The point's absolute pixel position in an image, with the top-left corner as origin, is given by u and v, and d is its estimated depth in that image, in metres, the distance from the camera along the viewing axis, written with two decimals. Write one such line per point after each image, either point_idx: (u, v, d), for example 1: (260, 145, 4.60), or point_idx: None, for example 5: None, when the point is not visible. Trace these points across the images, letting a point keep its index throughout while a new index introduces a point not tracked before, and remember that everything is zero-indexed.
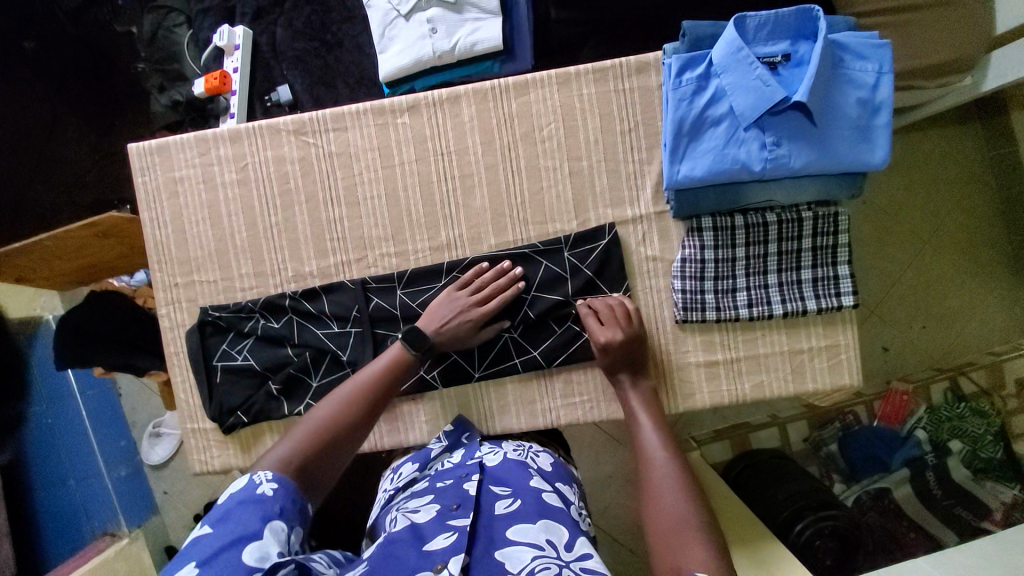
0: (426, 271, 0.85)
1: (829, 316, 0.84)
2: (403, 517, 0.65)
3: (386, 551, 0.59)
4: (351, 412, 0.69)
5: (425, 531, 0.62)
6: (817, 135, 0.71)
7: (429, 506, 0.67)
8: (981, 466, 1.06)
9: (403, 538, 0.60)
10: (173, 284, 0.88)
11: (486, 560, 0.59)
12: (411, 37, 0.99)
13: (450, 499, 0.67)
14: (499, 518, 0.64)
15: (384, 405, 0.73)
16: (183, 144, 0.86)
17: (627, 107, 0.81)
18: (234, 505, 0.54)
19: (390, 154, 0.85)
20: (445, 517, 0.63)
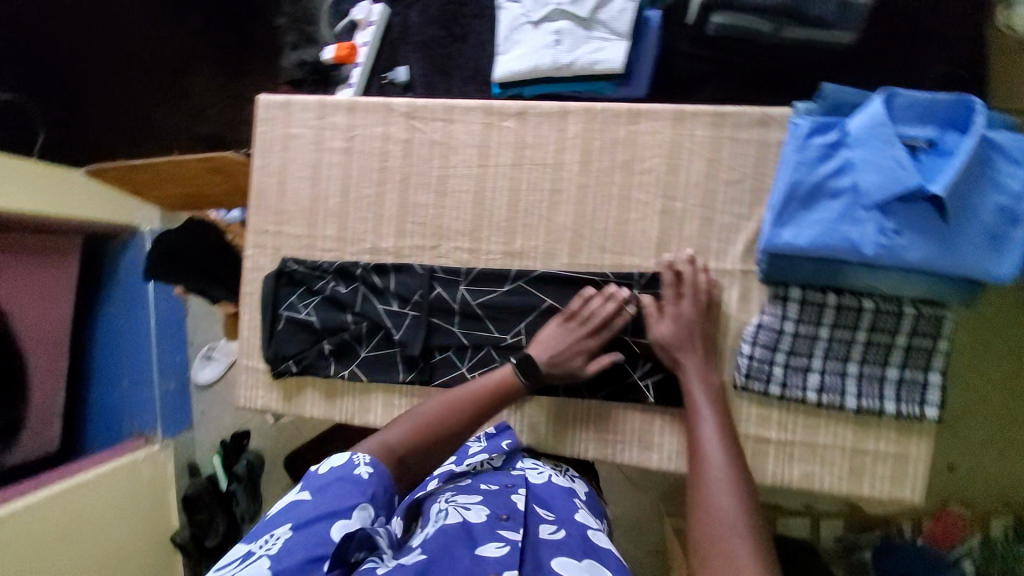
0: (492, 274, 0.85)
1: (906, 424, 0.77)
2: (454, 512, 0.66)
3: (440, 541, 0.60)
4: (450, 420, 0.74)
5: (476, 533, 0.62)
6: (944, 232, 0.65)
7: (479, 507, 0.67)
8: None
9: (457, 533, 0.61)
10: (264, 230, 0.94)
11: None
12: (535, 44, 1.00)
13: (500, 509, 0.67)
14: (545, 543, 0.64)
15: (482, 419, 0.77)
16: (305, 105, 0.92)
17: (737, 158, 0.79)
18: (335, 479, 0.63)
19: (489, 155, 0.86)
20: (495, 526, 0.64)
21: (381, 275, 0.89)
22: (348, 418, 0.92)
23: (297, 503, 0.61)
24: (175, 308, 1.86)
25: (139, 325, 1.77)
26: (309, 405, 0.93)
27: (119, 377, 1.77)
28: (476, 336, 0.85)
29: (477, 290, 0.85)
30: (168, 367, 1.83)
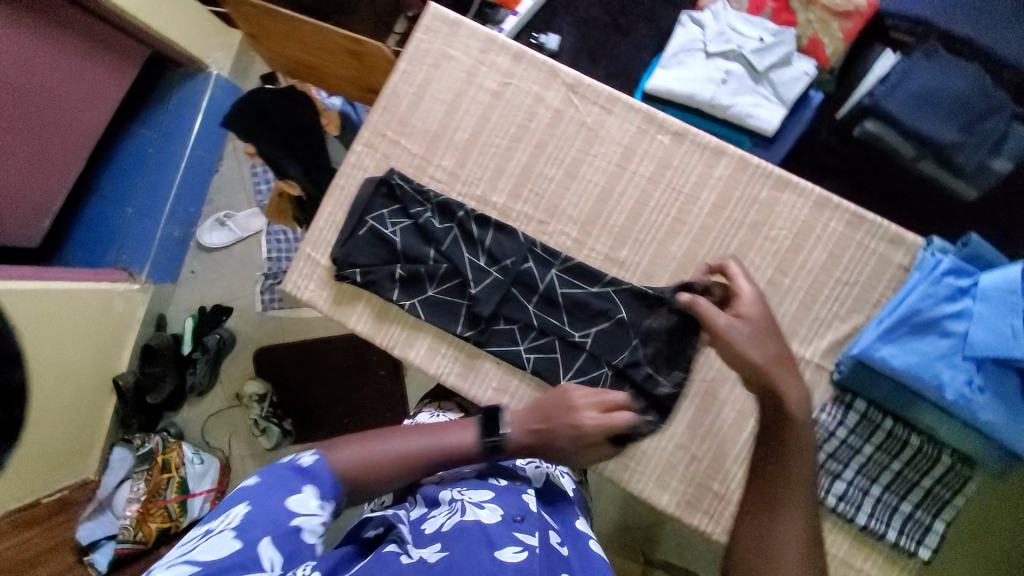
0: (586, 271, 0.85)
1: (895, 556, 0.81)
2: (469, 509, 0.65)
3: (458, 544, 0.60)
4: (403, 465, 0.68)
5: (493, 535, 0.61)
6: (1019, 406, 0.70)
7: (493, 506, 0.67)
8: None
9: (474, 535, 0.61)
10: (382, 134, 0.90)
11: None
12: (700, 74, 1.00)
13: (514, 510, 0.67)
14: (556, 550, 0.64)
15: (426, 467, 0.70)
16: (474, 33, 0.89)
17: (856, 263, 0.81)
18: (279, 470, 0.59)
19: (631, 158, 0.85)
20: (511, 528, 0.63)
21: (479, 226, 0.87)
22: (389, 344, 0.90)
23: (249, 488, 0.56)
24: (207, 158, 1.78)
25: (166, 161, 1.68)
26: (357, 317, 0.91)
27: (125, 203, 1.67)
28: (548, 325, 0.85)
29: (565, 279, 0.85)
30: (180, 216, 1.76)
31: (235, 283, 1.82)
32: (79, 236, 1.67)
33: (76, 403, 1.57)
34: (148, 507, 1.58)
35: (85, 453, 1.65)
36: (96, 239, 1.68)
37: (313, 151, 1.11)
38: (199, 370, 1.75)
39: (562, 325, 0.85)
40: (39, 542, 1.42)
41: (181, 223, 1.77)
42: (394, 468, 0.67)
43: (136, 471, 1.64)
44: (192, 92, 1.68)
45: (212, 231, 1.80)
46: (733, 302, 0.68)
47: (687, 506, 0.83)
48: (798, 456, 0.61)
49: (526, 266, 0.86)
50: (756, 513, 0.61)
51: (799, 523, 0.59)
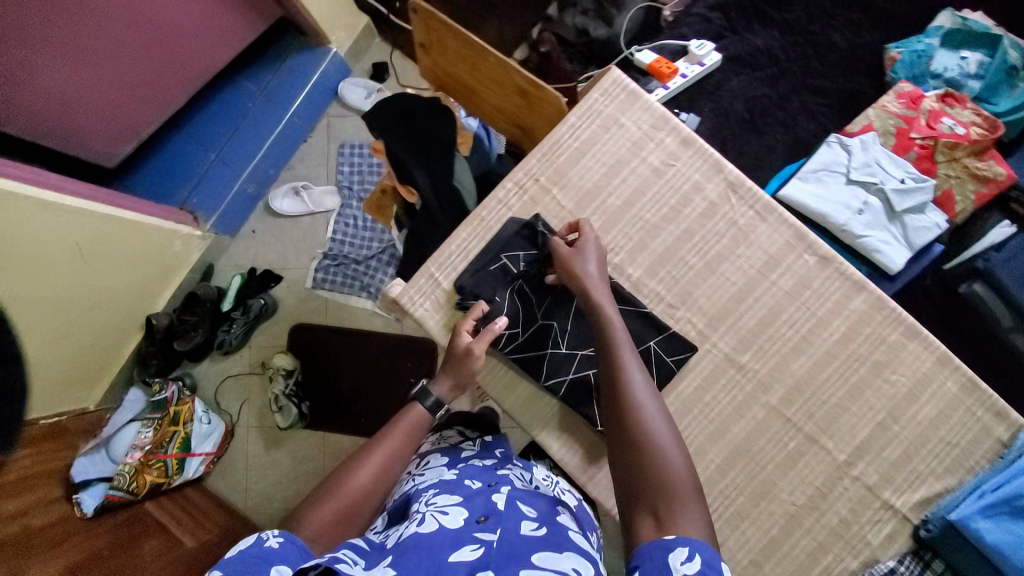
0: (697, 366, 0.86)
1: None
2: (431, 517, 0.75)
3: (417, 549, 0.67)
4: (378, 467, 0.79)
5: (453, 539, 0.70)
6: None
7: (456, 511, 0.77)
8: None
9: (433, 543, 0.68)
10: (535, 177, 0.92)
11: (509, 567, 0.64)
12: (838, 198, 1.03)
13: (476, 511, 0.77)
14: (524, 536, 0.72)
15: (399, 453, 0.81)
16: (649, 109, 0.91)
17: (965, 428, 0.83)
18: (242, 557, 0.58)
19: (772, 268, 0.87)
20: (472, 529, 0.72)
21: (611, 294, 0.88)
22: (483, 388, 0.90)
23: (246, 550, 0.58)
24: (301, 128, 1.78)
25: (263, 121, 1.67)
26: None
27: (211, 147, 1.63)
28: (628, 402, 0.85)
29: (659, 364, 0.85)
30: (259, 174, 1.75)
31: (291, 253, 1.79)
32: (153, 165, 1.61)
33: (105, 330, 1.52)
34: (148, 457, 1.51)
35: (94, 382, 1.58)
36: (171, 174, 1.62)
37: (444, 165, 1.12)
38: (233, 330, 1.71)
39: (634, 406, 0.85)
40: (44, 459, 1.37)
41: (258, 181, 1.76)
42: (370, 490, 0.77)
43: (146, 416, 1.58)
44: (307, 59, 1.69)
45: (285, 197, 1.78)
46: (582, 250, 0.82)
47: None
48: (629, 353, 0.74)
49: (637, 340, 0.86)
50: (617, 432, 0.69)
51: (661, 429, 0.67)
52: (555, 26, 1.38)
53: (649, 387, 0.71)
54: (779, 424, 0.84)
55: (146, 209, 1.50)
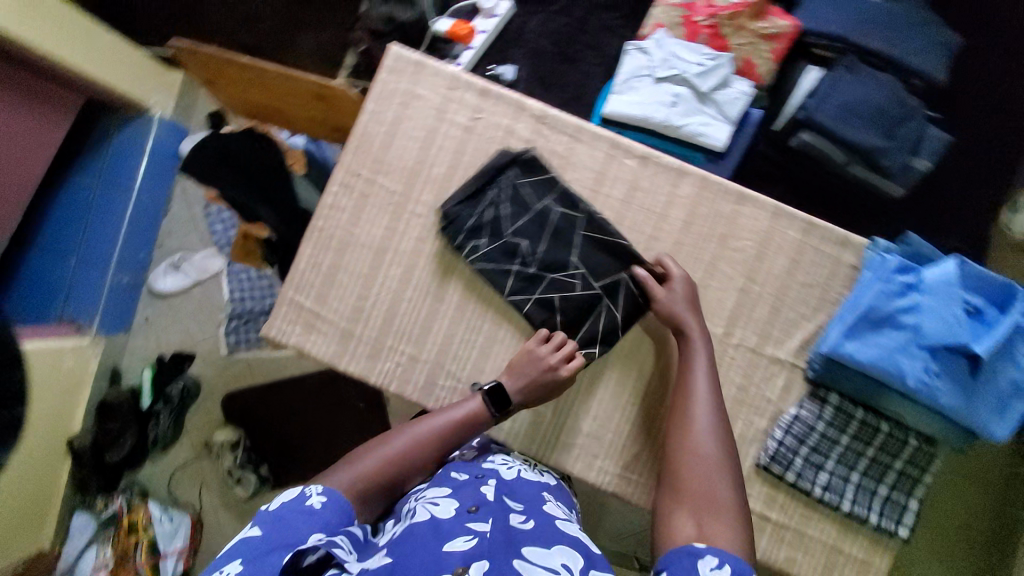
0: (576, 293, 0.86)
1: (878, 535, 0.88)
2: (423, 509, 0.71)
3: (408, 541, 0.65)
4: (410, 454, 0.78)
5: (444, 529, 0.67)
6: (971, 387, 0.77)
7: (447, 501, 0.73)
8: None
9: (425, 532, 0.66)
10: (356, 173, 0.89)
11: (503, 561, 0.62)
12: (652, 98, 1.08)
13: (468, 501, 0.73)
14: (516, 529, 0.69)
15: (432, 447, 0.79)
16: (440, 71, 0.91)
17: (815, 265, 0.88)
18: (286, 512, 0.65)
19: (603, 184, 0.90)
20: (463, 519, 0.69)
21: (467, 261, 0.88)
22: (382, 384, 0.88)
23: (287, 504, 0.65)
24: (155, 201, 1.70)
25: (111, 206, 1.57)
26: (349, 359, 0.88)
27: (69, 251, 1.53)
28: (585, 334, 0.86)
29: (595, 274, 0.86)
30: (129, 263, 1.66)
31: (196, 329, 1.72)
32: (21, 288, 1.52)
33: (28, 476, 1.42)
34: (118, 571, 1.50)
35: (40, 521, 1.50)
36: (41, 292, 1.53)
37: (284, 192, 1.08)
38: (162, 423, 1.63)
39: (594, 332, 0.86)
40: None
41: (132, 270, 1.68)
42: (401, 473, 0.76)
43: (103, 535, 1.56)
44: (139, 136, 1.60)
45: (167, 273, 1.71)
46: (670, 305, 0.83)
47: None
48: (704, 380, 0.78)
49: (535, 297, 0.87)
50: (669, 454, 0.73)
51: (708, 442, 0.73)
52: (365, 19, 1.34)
53: (713, 405, 0.76)
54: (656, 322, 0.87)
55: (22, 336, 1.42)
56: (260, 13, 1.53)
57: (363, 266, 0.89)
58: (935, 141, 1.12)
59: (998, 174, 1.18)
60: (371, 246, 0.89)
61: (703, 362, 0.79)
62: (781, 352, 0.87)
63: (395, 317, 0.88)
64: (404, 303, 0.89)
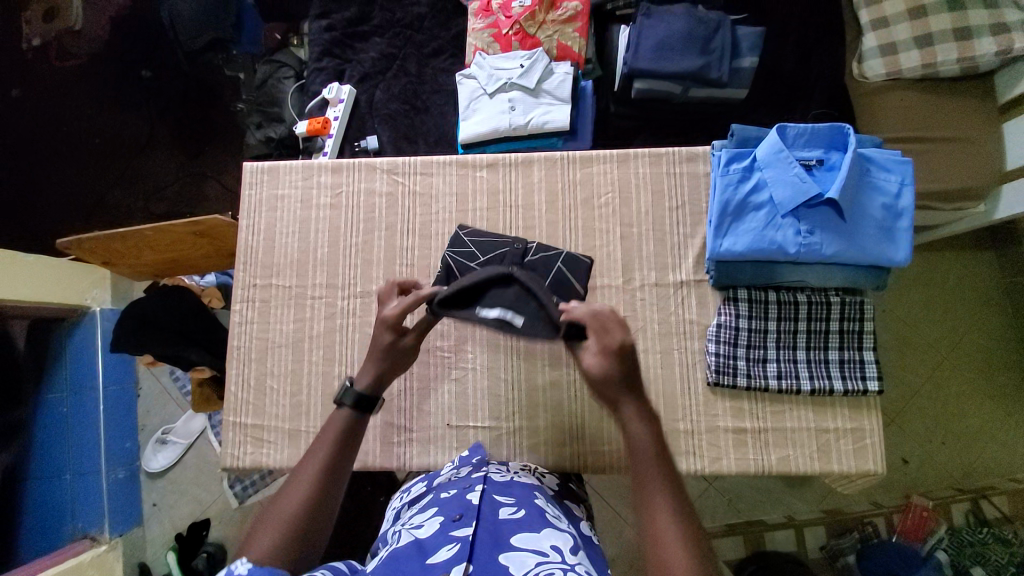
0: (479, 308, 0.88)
1: (855, 400, 0.87)
2: (407, 532, 0.65)
3: (392, 564, 0.58)
4: (320, 483, 0.61)
5: (428, 546, 0.61)
6: (847, 229, 0.80)
7: (433, 519, 0.66)
8: None
9: (409, 552, 0.60)
10: (253, 284, 0.97)
11: (489, 562, 0.57)
12: (493, 111, 1.16)
13: (454, 511, 0.66)
14: (503, 524, 0.64)
15: (345, 464, 0.64)
16: (291, 169, 1.00)
17: (676, 187, 0.94)
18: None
19: (466, 200, 0.97)
20: (448, 529, 0.62)
21: (376, 317, 0.94)
22: None
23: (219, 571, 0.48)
24: (126, 388, 1.64)
25: (86, 413, 1.52)
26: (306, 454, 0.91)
27: (60, 469, 1.47)
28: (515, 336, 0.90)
29: None
30: (118, 456, 1.57)
31: (203, 493, 1.61)
32: (29, 523, 1.41)
33: None
34: None
35: None
36: (48, 522, 1.43)
37: (211, 334, 1.16)
38: None
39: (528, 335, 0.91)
40: None
41: (123, 461, 1.59)
42: (324, 506, 0.60)
43: None
44: (93, 335, 1.57)
45: (157, 453, 1.63)
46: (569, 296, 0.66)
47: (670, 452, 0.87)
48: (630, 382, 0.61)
49: (437, 327, 0.93)
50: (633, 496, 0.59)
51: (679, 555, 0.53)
52: (249, 152, 1.49)
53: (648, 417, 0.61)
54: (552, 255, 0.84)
55: (43, 566, 1.32)
56: (158, 182, 1.60)
57: (287, 363, 0.94)
58: (752, 38, 1.11)
59: (837, 26, 1.21)
60: (287, 342, 0.95)
61: (653, 451, 0.59)
62: (681, 276, 0.92)
63: (333, 394, 0.92)
64: (336, 380, 0.93)
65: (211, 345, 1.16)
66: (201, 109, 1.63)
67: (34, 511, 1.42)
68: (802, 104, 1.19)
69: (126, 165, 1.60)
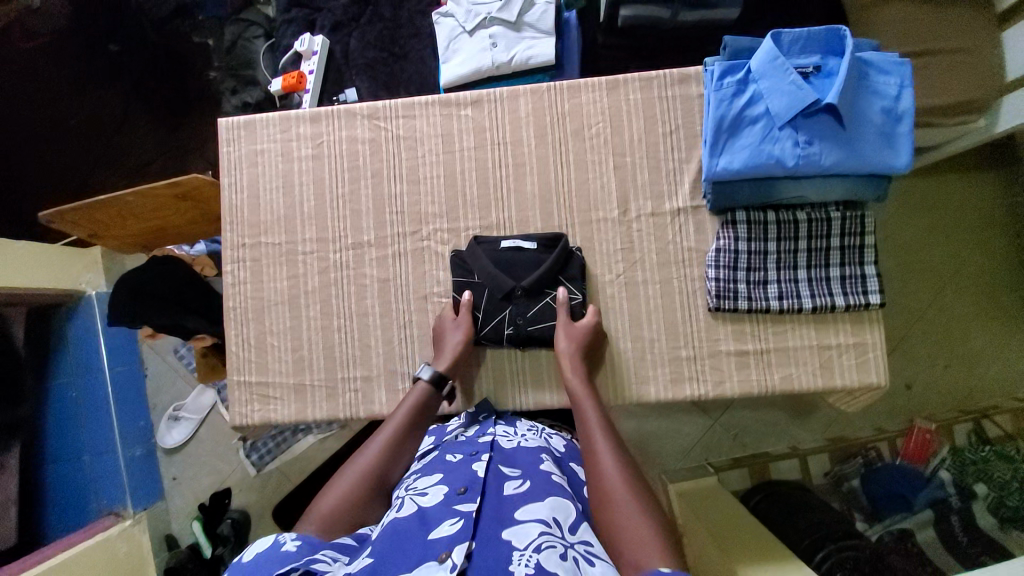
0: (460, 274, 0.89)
1: (857, 315, 0.87)
2: (409, 501, 0.66)
3: (393, 536, 0.59)
4: (392, 448, 0.76)
5: (431, 516, 0.62)
6: (846, 137, 0.77)
7: (437, 488, 0.68)
8: (1009, 515, 1.17)
9: (410, 525, 0.61)
10: (242, 243, 0.95)
11: (493, 537, 0.59)
12: (473, 50, 1.10)
13: (458, 483, 0.67)
14: (508, 497, 0.65)
15: (415, 434, 0.79)
16: (267, 121, 0.96)
17: (669, 112, 0.91)
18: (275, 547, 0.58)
19: (452, 141, 0.93)
20: (451, 503, 0.64)
21: (370, 268, 0.93)
22: (352, 415, 0.91)
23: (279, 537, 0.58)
24: (131, 367, 1.64)
25: (95, 393, 1.52)
26: (313, 406, 0.92)
27: (78, 451, 1.48)
28: (483, 274, 0.87)
29: (478, 274, 0.88)
30: (132, 433, 1.58)
31: (220, 464, 1.64)
32: (53, 506, 1.43)
33: None
34: None
35: None
36: (70, 500, 1.45)
37: (205, 300, 1.15)
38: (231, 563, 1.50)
39: (507, 281, 0.86)
40: None
41: (138, 439, 1.61)
42: (389, 466, 0.75)
43: None
44: (91, 317, 1.54)
45: (171, 428, 1.64)
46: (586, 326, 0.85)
47: (674, 380, 0.88)
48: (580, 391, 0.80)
49: (436, 272, 0.92)
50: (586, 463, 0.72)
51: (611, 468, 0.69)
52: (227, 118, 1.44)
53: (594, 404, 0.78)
54: (571, 274, 0.88)
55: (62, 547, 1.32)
56: (139, 157, 1.56)
57: (285, 320, 0.93)
58: None
59: None
60: (283, 300, 0.94)
61: (596, 414, 0.77)
62: (680, 201, 0.89)
63: (334, 347, 0.92)
64: (336, 332, 0.92)
65: (208, 312, 1.15)
66: (172, 80, 1.57)
67: (57, 494, 1.44)
68: (797, 19, 1.13)
69: (100, 142, 1.55)
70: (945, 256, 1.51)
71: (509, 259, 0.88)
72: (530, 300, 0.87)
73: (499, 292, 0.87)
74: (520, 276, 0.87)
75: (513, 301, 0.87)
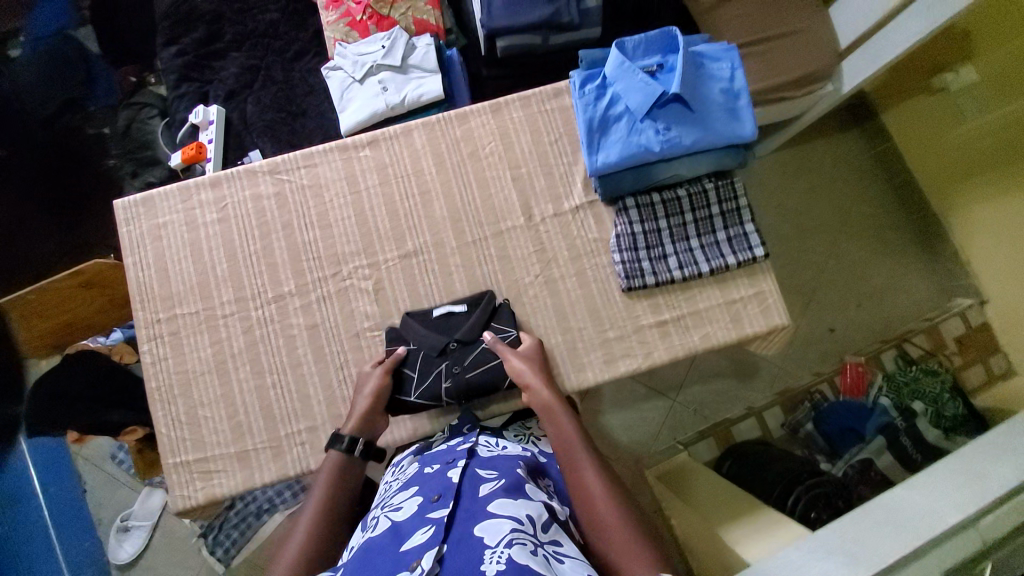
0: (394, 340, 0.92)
1: (749, 268, 0.97)
2: (385, 517, 0.66)
3: (365, 554, 0.59)
4: (320, 508, 0.76)
5: (404, 530, 0.62)
6: (697, 118, 0.89)
7: (412, 500, 0.67)
8: (950, 424, 1.34)
9: (383, 541, 0.60)
10: (156, 318, 0.94)
11: (466, 536, 0.58)
12: (366, 96, 1.17)
13: (433, 491, 0.67)
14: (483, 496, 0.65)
15: (342, 486, 0.79)
16: (165, 195, 0.97)
17: (551, 123, 1.00)
18: None
19: (357, 181, 0.98)
20: (426, 511, 0.64)
21: (296, 316, 0.94)
22: (303, 470, 0.90)
23: None
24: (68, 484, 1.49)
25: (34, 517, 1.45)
26: (260, 471, 0.90)
27: None
28: (417, 339, 0.91)
29: (412, 336, 0.91)
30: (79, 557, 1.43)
31: None
32: None
33: None
34: None
35: None
36: None
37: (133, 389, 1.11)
38: None
39: (438, 339, 0.90)
40: None
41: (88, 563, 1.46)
42: (322, 522, 0.74)
43: None
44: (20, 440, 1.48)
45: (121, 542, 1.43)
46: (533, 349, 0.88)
47: (608, 359, 0.94)
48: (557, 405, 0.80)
49: (363, 308, 0.94)
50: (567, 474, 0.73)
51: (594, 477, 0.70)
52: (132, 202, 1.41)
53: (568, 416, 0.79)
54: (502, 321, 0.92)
55: None
56: None
57: (216, 389, 0.92)
58: None
59: None
60: (211, 367, 0.93)
61: (572, 426, 0.78)
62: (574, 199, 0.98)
63: (271, 404, 0.91)
64: (271, 389, 0.92)
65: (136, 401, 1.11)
66: None
67: None
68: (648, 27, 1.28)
69: None
70: (831, 210, 1.68)
71: (441, 320, 0.92)
72: (465, 350, 0.90)
73: (433, 350, 0.90)
74: (453, 331, 0.91)
75: (447, 355, 0.90)
